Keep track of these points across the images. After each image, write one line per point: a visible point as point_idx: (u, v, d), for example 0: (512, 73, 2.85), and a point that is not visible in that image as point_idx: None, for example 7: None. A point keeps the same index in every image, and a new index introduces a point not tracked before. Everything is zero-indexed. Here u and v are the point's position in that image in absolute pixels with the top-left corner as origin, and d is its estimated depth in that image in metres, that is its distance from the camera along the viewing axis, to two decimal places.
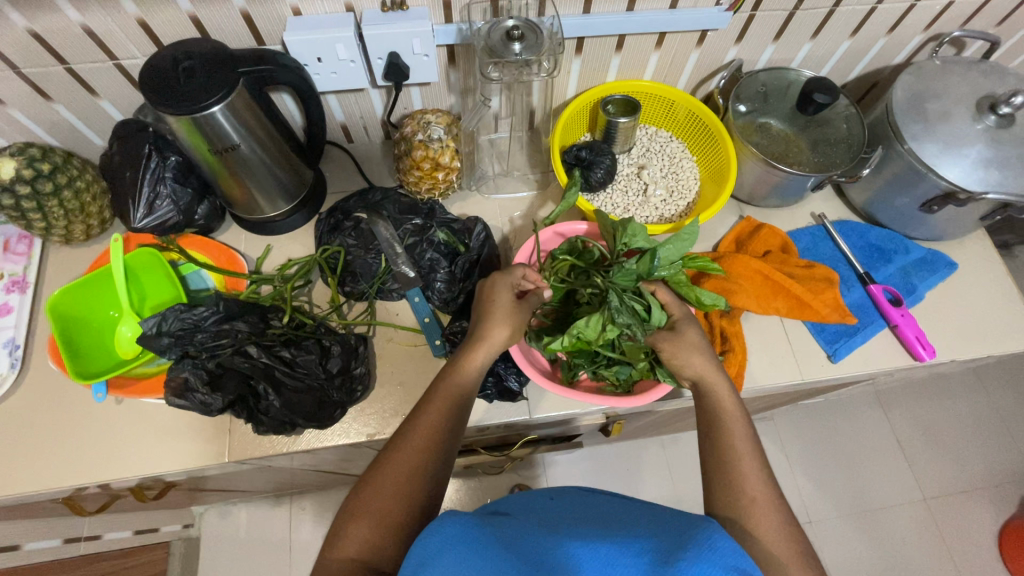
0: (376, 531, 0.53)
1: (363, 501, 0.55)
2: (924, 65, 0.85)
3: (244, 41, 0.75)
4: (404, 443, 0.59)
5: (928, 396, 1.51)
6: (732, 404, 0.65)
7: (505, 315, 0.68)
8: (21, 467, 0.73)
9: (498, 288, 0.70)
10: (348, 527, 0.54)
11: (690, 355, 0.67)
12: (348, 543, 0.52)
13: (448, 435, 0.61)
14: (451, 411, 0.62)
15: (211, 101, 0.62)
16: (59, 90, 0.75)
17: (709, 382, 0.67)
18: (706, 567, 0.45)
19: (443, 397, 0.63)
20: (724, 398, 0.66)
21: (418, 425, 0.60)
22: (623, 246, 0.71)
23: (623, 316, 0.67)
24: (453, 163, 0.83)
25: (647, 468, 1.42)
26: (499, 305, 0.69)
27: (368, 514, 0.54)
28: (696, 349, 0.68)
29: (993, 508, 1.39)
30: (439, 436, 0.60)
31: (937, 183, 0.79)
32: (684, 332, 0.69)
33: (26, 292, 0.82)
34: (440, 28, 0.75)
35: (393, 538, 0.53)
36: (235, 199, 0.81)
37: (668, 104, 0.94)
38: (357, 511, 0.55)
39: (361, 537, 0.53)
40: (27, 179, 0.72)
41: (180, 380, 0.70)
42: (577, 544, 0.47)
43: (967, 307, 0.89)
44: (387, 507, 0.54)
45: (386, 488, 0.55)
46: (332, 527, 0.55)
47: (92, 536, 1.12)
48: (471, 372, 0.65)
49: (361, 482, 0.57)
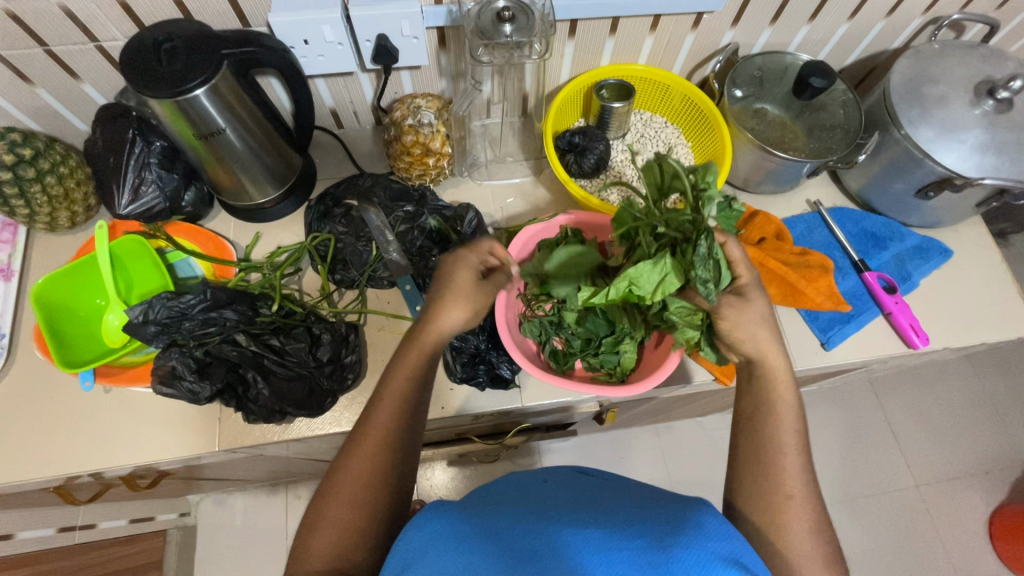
0: (339, 540, 0.53)
1: (325, 509, 0.54)
2: (923, 49, 0.84)
3: (229, 23, 0.73)
4: (357, 446, 0.56)
5: (921, 382, 1.51)
6: (780, 378, 0.60)
7: (463, 296, 0.62)
8: (9, 456, 0.73)
9: (456, 267, 0.63)
10: (313, 538, 0.53)
11: (758, 330, 0.59)
12: (313, 557, 0.52)
13: (405, 430, 0.58)
14: (404, 406, 0.59)
15: (193, 84, 0.61)
16: (40, 73, 0.74)
17: (766, 364, 0.60)
18: (695, 555, 0.45)
19: (396, 389, 0.59)
20: (774, 371, 0.60)
21: (371, 424, 0.57)
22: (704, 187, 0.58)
23: (699, 272, 0.57)
24: (444, 149, 0.82)
25: (642, 456, 1.43)
26: (457, 284, 0.62)
27: (331, 522, 0.53)
28: (764, 323, 0.60)
29: (984, 495, 1.40)
30: (396, 433, 0.58)
31: (933, 169, 0.79)
32: (753, 304, 0.60)
33: (11, 280, 0.81)
34: (429, 9, 0.73)
35: (362, 541, 0.53)
36: (222, 184, 0.80)
37: (663, 89, 0.93)
38: (320, 517, 0.54)
39: (326, 546, 0.52)
40: (8, 164, 0.70)
41: (167, 369, 0.70)
42: (567, 531, 0.47)
43: (962, 294, 0.89)
44: (348, 515, 0.54)
45: (347, 494, 0.54)
46: (298, 533, 0.54)
47: (87, 523, 1.13)
48: (421, 359, 0.60)
49: (321, 486, 0.56)
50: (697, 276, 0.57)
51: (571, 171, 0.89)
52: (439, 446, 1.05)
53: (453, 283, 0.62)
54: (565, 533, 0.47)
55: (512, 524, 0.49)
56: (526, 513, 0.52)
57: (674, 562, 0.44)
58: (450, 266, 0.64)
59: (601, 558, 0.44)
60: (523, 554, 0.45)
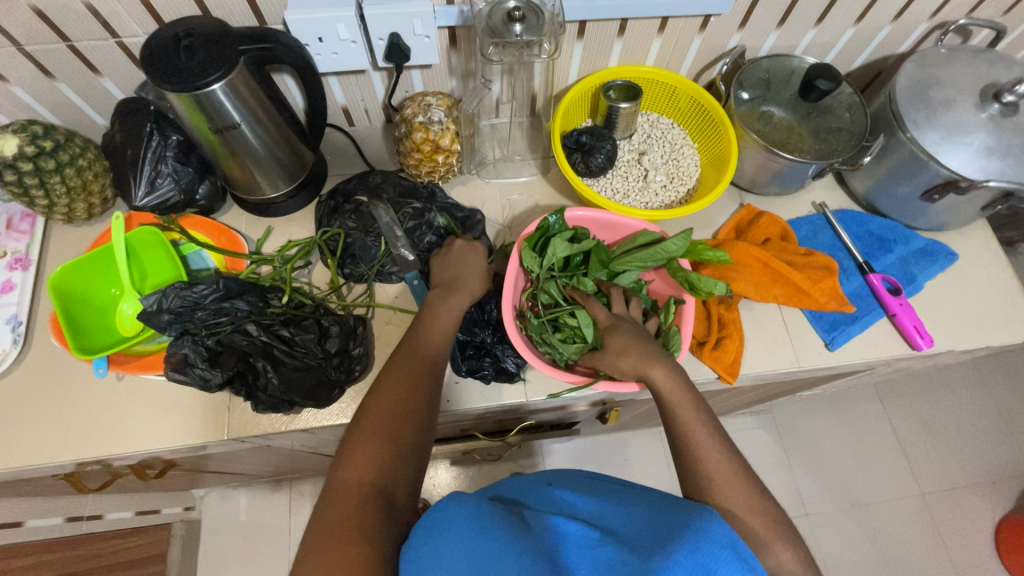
0: (384, 455, 0.57)
1: (367, 427, 0.59)
2: (929, 53, 0.85)
3: (246, 21, 0.75)
4: (394, 376, 0.63)
5: (927, 390, 1.51)
6: (671, 386, 0.62)
7: (479, 270, 0.76)
8: (22, 441, 0.74)
9: (468, 250, 0.78)
10: (357, 453, 0.57)
11: (649, 365, 0.63)
12: (359, 467, 0.56)
13: (436, 370, 0.66)
14: (434, 349, 0.68)
15: (211, 78, 0.62)
16: (62, 67, 0.76)
17: (647, 372, 0.63)
18: (688, 561, 0.44)
19: (429, 332, 0.69)
20: (659, 380, 0.62)
21: (406, 361, 0.65)
22: (549, 261, 0.75)
23: (545, 347, 0.75)
24: (454, 146, 0.83)
25: (645, 460, 1.43)
26: (472, 262, 0.77)
27: (374, 440, 0.58)
28: (655, 360, 0.63)
29: (991, 504, 1.39)
30: (428, 369, 0.65)
31: (938, 172, 0.79)
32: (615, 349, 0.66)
33: (28, 269, 0.83)
34: (441, 9, 0.75)
35: (400, 462, 0.57)
36: (235, 178, 0.81)
37: (670, 91, 0.94)
38: (364, 434, 0.58)
39: (366, 463, 0.56)
40: (29, 156, 0.72)
41: (180, 356, 0.71)
42: (572, 550, 0.47)
43: (967, 297, 0.89)
44: (394, 431, 0.59)
45: (387, 414, 0.60)
46: (338, 456, 0.57)
47: (95, 515, 1.14)
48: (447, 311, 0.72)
49: (359, 412, 0.61)
50: (546, 347, 0.75)
51: (578, 170, 0.90)
52: (443, 442, 1.06)
53: (469, 260, 0.77)
54: (569, 550, 0.47)
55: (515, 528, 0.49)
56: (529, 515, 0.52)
57: (672, 567, 0.43)
58: (464, 250, 0.78)
59: (600, 561, 0.46)
60: (528, 551, 0.46)
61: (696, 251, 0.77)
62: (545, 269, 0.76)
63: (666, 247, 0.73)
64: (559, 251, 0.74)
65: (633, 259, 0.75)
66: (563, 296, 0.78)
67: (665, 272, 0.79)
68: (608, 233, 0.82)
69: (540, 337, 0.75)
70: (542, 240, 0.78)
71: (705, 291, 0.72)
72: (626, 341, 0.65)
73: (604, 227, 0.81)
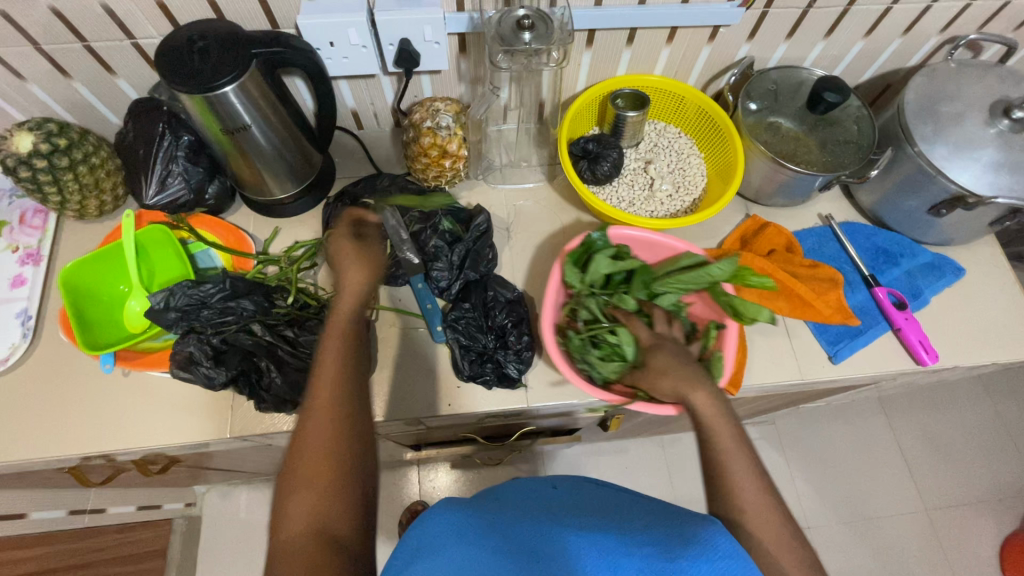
0: (318, 495, 0.51)
1: (304, 470, 0.53)
2: (939, 67, 0.85)
3: (259, 24, 0.76)
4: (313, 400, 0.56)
5: (932, 404, 1.49)
6: (711, 412, 0.60)
7: (357, 257, 0.66)
8: (28, 434, 0.75)
9: (338, 240, 0.68)
10: (291, 502, 0.51)
11: (692, 389, 0.61)
12: (295, 518, 0.50)
13: (353, 379, 0.59)
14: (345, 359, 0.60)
15: (224, 80, 0.63)
16: (78, 67, 0.77)
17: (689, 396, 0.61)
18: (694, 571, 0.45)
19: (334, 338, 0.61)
20: (701, 407, 0.60)
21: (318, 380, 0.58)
22: (592, 278, 0.77)
23: (583, 363, 0.75)
24: (461, 151, 0.84)
25: (646, 467, 1.42)
26: (343, 253, 0.67)
27: (309, 483, 0.52)
28: (698, 383, 0.62)
29: (996, 522, 1.38)
30: (342, 381, 0.58)
31: (946, 187, 0.79)
32: (652, 366, 0.66)
33: (39, 264, 0.84)
34: (452, 16, 0.76)
35: (339, 494, 0.52)
36: (244, 179, 0.82)
37: (678, 100, 0.94)
38: (295, 480, 0.52)
39: (307, 509, 0.51)
40: (44, 153, 0.73)
41: (185, 354, 0.72)
42: (575, 539, 0.48)
43: (974, 313, 0.89)
44: (321, 465, 0.53)
45: (311, 449, 0.54)
46: (275, 511, 0.52)
47: (97, 508, 1.15)
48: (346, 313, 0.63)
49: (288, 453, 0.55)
50: (585, 365, 0.74)
51: (584, 177, 0.91)
52: (444, 446, 1.06)
53: (341, 251, 0.67)
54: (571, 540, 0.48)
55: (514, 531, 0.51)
56: (539, 515, 0.54)
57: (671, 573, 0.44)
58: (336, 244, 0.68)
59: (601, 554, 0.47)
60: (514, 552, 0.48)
61: (742, 276, 0.75)
62: (586, 285, 0.78)
63: (711, 271, 0.74)
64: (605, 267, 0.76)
65: (677, 281, 0.76)
66: (604, 313, 0.78)
67: (706, 296, 0.79)
68: (650, 253, 0.82)
69: (579, 355, 0.75)
70: (586, 256, 0.79)
71: (750, 317, 0.72)
72: (668, 361, 0.65)
73: (648, 246, 0.81)
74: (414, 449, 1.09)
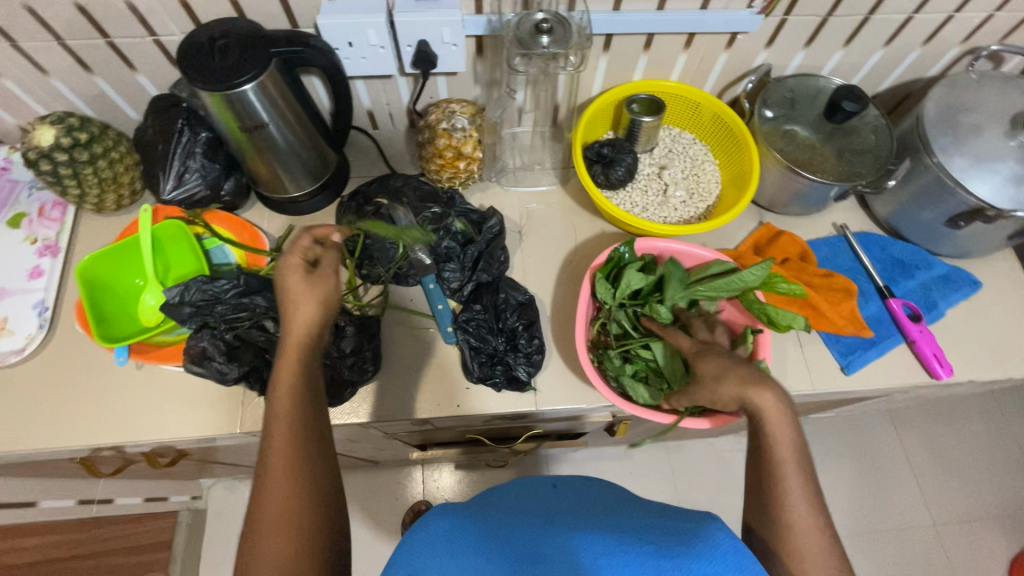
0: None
1: (261, 548, 0.49)
2: (960, 78, 0.84)
3: (279, 24, 0.76)
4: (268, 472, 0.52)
5: (943, 418, 1.48)
6: (777, 417, 0.57)
7: (308, 296, 0.59)
8: (43, 424, 0.76)
9: (285, 275, 0.59)
10: None
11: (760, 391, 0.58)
12: None
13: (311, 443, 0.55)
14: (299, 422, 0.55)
15: (243, 79, 0.64)
16: (100, 62, 0.78)
17: (748, 394, 0.58)
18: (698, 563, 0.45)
19: (285, 396, 0.55)
20: (767, 409, 0.57)
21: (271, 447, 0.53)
22: (624, 293, 0.76)
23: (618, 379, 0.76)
24: (475, 154, 0.84)
25: (651, 473, 1.42)
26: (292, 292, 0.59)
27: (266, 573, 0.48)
28: (764, 384, 0.58)
29: (1005, 540, 1.36)
30: (298, 447, 0.54)
31: (965, 199, 0.78)
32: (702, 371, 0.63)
33: (57, 256, 0.85)
34: (470, 19, 0.76)
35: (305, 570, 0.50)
36: (261, 176, 0.83)
37: (693, 106, 0.94)
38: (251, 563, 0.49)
39: None
40: (65, 147, 0.74)
41: (198, 349, 0.73)
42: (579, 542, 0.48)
43: (991, 327, 0.88)
44: (281, 545, 0.49)
45: (270, 528, 0.50)
46: None
47: (105, 499, 1.15)
48: (298, 366, 0.57)
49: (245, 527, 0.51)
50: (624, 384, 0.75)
51: (598, 181, 0.91)
52: (450, 446, 1.06)
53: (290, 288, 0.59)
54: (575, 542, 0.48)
55: (512, 536, 0.50)
56: (537, 519, 0.53)
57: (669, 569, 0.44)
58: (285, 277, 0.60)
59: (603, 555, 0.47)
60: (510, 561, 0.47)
61: (771, 283, 0.76)
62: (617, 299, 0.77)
63: (744, 277, 0.74)
64: (637, 283, 0.75)
65: (709, 289, 0.75)
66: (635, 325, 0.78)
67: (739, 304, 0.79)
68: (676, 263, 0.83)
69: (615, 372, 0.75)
70: (615, 270, 0.79)
71: (784, 325, 0.72)
72: (723, 366, 0.61)
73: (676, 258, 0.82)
74: (420, 448, 1.10)
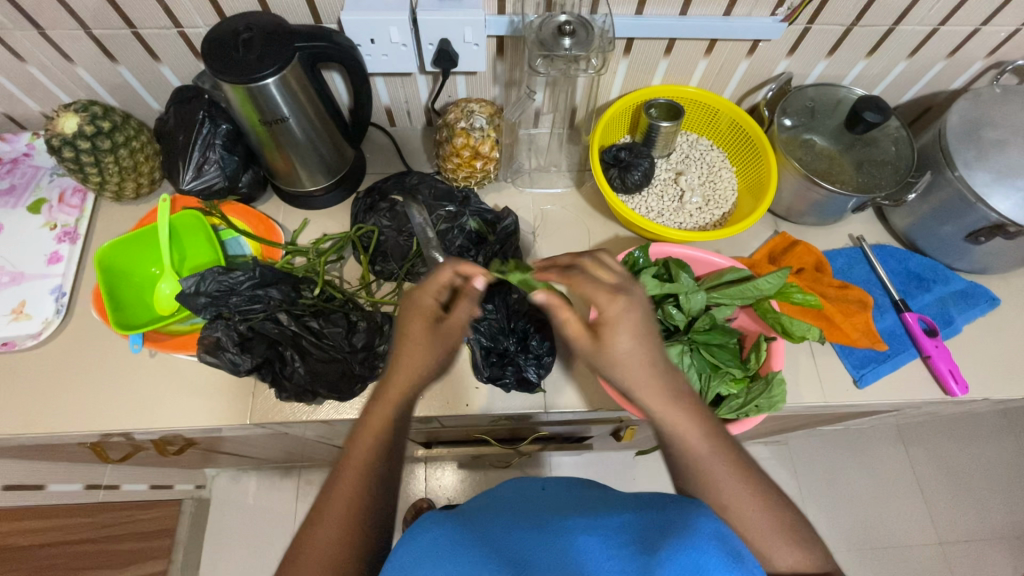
0: None
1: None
2: (984, 92, 0.83)
3: (303, 19, 0.77)
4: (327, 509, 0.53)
5: (952, 436, 1.46)
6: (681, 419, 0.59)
7: (420, 343, 0.59)
8: (56, 407, 0.77)
9: (408, 317, 0.60)
10: None
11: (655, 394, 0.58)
12: None
13: (374, 495, 0.54)
14: (372, 471, 0.55)
15: (266, 72, 0.64)
16: (124, 51, 0.79)
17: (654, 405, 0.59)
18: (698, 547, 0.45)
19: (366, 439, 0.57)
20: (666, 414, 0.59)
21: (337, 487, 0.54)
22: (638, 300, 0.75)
23: None
24: (492, 154, 0.84)
25: (654, 480, 1.41)
26: (409, 334, 0.59)
27: None
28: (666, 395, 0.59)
29: (1013, 561, 1.34)
30: (362, 492, 0.54)
31: (986, 214, 0.77)
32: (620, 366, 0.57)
33: (75, 243, 0.86)
34: (492, 19, 0.76)
35: None
36: (278, 169, 0.83)
37: (712, 113, 0.93)
38: None
39: None
40: (88, 135, 0.75)
41: (212, 339, 0.73)
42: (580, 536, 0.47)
43: (1008, 345, 0.86)
44: None
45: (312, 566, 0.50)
46: None
47: (112, 484, 1.16)
48: (388, 415, 0.58)
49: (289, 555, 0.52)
50: None
51: (614, 185, 0.91)
52: (455, 445, 1.06)
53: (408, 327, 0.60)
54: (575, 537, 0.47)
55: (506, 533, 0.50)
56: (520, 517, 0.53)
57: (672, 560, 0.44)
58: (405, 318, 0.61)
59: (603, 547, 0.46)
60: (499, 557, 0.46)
61: (786, 292, 0.76)
62: None
63: (760, 286, 0.74)
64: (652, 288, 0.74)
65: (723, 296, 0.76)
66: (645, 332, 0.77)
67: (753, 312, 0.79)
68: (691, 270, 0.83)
69: None
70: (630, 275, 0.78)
71: (799, 335, 0.72)
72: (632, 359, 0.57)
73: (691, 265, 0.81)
74: (425, 446, 1.10)
